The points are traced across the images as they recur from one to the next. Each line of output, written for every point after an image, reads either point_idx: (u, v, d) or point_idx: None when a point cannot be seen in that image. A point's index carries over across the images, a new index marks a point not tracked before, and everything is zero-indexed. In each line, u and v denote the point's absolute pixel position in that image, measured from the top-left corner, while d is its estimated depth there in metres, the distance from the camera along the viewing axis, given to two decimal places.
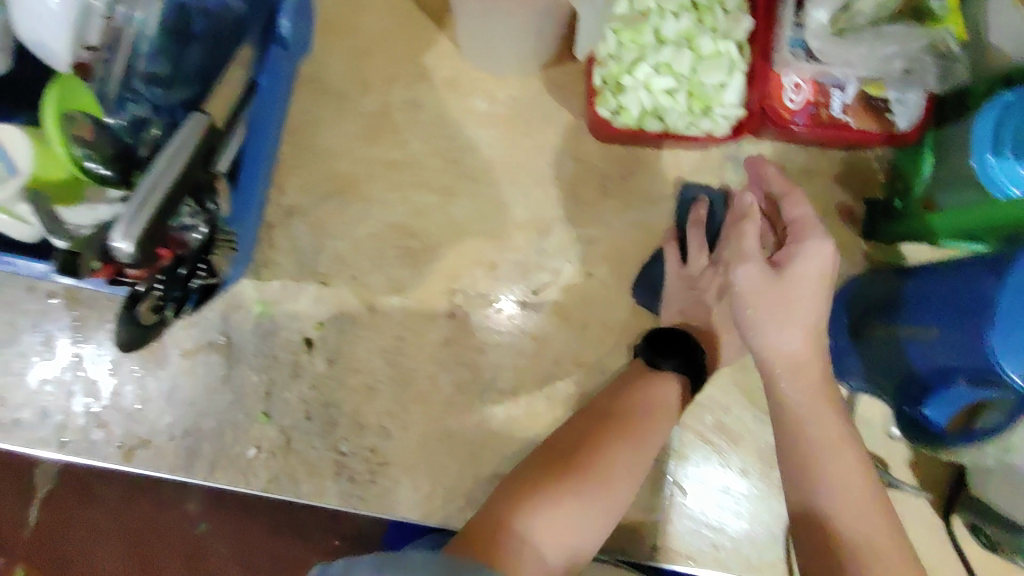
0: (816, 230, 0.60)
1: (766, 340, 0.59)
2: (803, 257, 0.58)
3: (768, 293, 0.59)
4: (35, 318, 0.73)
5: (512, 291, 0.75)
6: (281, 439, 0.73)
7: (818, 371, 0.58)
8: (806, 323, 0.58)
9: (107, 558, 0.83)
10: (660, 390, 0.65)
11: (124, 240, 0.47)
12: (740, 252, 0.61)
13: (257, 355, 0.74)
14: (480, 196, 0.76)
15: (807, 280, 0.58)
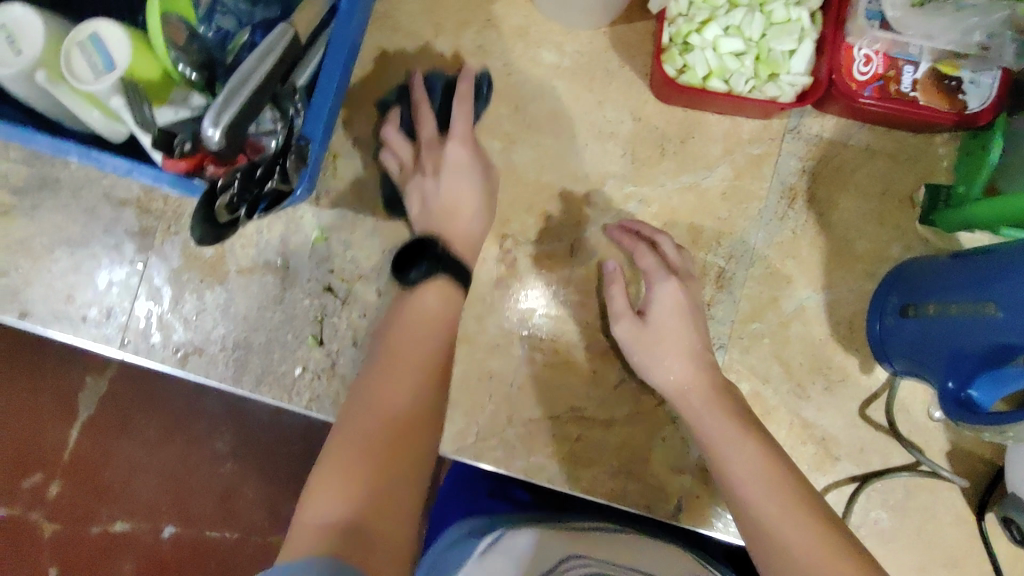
0: (661, 272, 0.69)
1: (656, 375, 0.69)
2: (658, 301, 0.69)
3: (641, 338, 0.69)
4: (106, 224, 0.77)
5: (563, 242, 0.75)
6: (327, 361, 0.74)
7: (708, 387, 0.67)
8: (681, 354, 0.68)
9: (143, 488, 0.98)
10: (426, 299, 0.62)
11: (214, 127, 0.50)
12: (612, 312, 0.71)
13: (312, 280, 0.75)
14: (542, 146, 0.76)
15: (667, 317, 0.69)
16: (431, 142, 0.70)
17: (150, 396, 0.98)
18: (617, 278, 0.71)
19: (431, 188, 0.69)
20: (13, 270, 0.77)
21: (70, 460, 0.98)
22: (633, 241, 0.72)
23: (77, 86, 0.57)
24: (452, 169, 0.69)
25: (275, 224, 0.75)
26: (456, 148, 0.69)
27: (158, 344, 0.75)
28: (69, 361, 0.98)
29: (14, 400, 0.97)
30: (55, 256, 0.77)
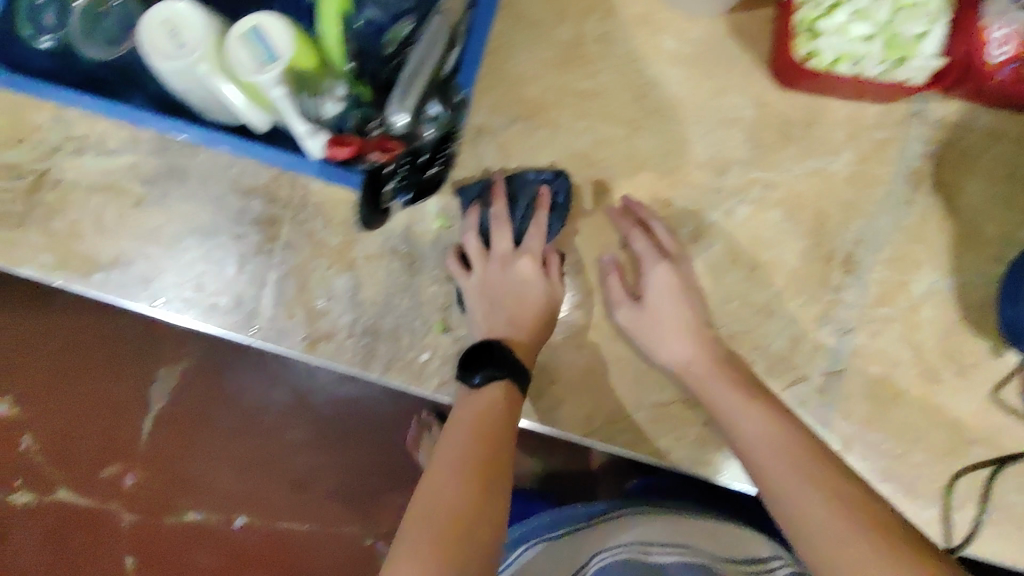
0: (654, 257, 0.73)
1: (658, 353, 0.72)
2: (654, 285, 0.73)
3: (644, 322, 0.72)
4: (233, 213, 0.78)
5: (686, 228, 0.75)
6: (455, 347, 0.75)
7: (708, 360, 0.71)
8: (679, 332, 0.72)
9: (217, 476, 1.13)
10: (495, 400, 0.66)
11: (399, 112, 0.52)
12: (613, 299, 0.74)
13: (439, 267, 0.76)
14: (665, 133, 0.76)
15: (664, 299, 0.73)
16: (505, 254, 0.75)
17: (221, 391, 1.12)
18: (612, 269, 0.75)
19: (500, 299, 0.73)
20: (144, 258, 0.78)
21: (146, 451, 1.13)
22: (630, 223, 0.75)
23: (242, 76, 0.57)
24: (521, 283, 0.73)
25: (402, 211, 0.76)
26: (525, 264, 0.74)
27: (286, 329, 0.76)
28: (141, 355, 1.12)
29: (107, 393, 1.12)
30: (186, 245, 0.78)
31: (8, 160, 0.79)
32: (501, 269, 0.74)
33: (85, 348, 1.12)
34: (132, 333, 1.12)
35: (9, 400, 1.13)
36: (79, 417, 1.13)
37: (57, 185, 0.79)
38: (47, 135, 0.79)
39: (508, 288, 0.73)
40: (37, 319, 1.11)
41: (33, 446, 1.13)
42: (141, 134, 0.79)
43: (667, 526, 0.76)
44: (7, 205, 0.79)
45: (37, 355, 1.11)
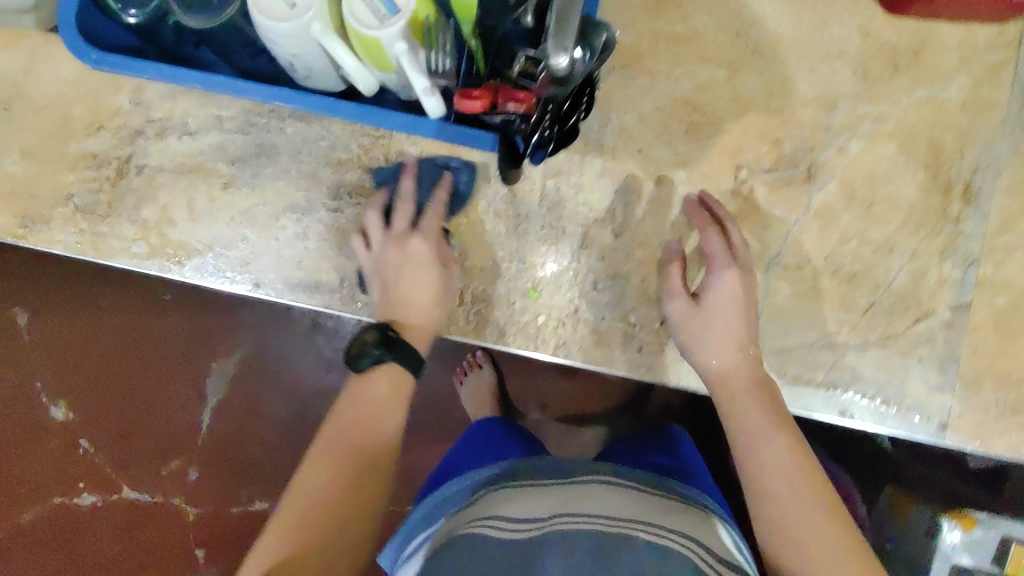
0: (725, 259, 0.67)
1: (698, 356, 0.67)
2: (716, 288, 0.67)
3: (692, 321, 0.67)
4: (328, 188, 0.76)
5: (799, 168, 0.73)
6: (570, 307, 0.74)
7: (748, 378, 0.65)
8: (729, 341, 0.65)
9: (279, 466, 1.07)
10: (378, 386, 0.64)
11: (562, 53, 0.47)
12: (668, 289, 0.69)
13: (545, 227, 0.74)
14: (768, 72, 0.74)
15: (723, 304, 0.66)
16: (402, 232, 0.71)
17: (274, 378, 1.07)
18: (675, 258, 0.70)
19: (392, 278, 0.70)
20: (240, 241, 0.76)
21: (203, 444, 1.08)
22: (705, 220, 0.70)
23: (364, 33, 0.55)
24: (414, 264, 0.70)
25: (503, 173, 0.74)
26: (418, 244, 0.70)
27: None
28: (193, 349, 1.08)
29: (161, 391, 1.09)
30: (282, 224, 0.76)
31: (92, 150, 0.77)
32: (396, 248, 0.70)
33: (135, 346, 1.08)
34: (182, 328, 1.08)
35: (63, 406, 1.10)
36: (134, 416, 1.09)
37: (142, 172, 0.77)
38: (126, 121, 0.77)
39: (401, 268, 0.70)
40: (86, 321, 1.08)
41: (90, 449, 1.09)
42: (224, 114, 0.76)
43: (645, 504, 0.57)
44: (94, 196, 0.77)
45: (90, 358, 1.09)
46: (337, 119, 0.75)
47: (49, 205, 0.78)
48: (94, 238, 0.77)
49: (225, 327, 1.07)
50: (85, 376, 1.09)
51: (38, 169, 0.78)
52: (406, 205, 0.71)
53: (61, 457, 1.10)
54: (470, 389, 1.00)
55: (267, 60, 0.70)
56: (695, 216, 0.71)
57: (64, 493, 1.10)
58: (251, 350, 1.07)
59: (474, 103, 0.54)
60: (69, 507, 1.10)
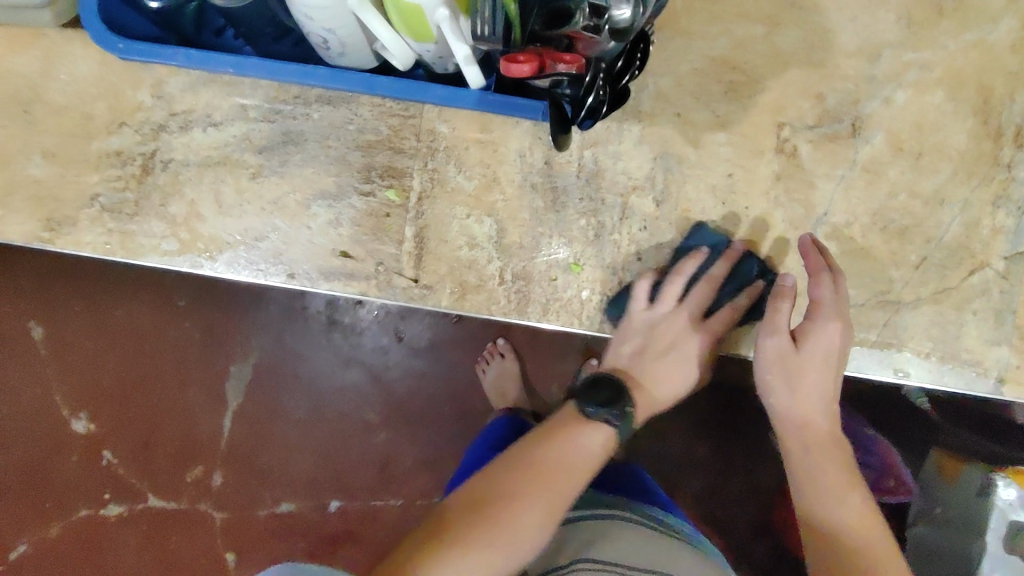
0: (829, 311, 0.66)
1: (780, 399, 0.67)
2: (819, 336, 0.66)
3: (785, 364, 0.66)
4: (358, 171, 0.74)
5: (844, 122, 0.72)
6: (614, 279, 0.73)
7: (826, 430, 0.67)
8: (817, 395, 0.66)
9: (302, 465, 1.04)
10: (588, 442, 0.61)
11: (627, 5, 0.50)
12: (771, 325, 0.67)
13: (584, 199, 0.73)
14: (808, 25, 0.72)
15: (818, 353, 0.66)
16: (689, 322, 0.72)
17: (295, 377, 1.04)
18: (787, 295, 0.67)
19: (650, 359, 0.70)
20: (271, 231, 0.75)
21: (226, 448, 1.05)
22: (817, 261, 0.68)
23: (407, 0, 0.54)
24: (682, 357, 0.71)
25: (537, 146, 0.73)
26: (697, 344, 0.71)
27: (435, 286, 0.73)
28: (211, 353, 1.04)
29: (176, 398, 1.05)
30: (314, 211, 0.74)
31: (117, 149, 0.77)
32: (679, 325, 0.71)
33: (151, 354, 1.05)
34: (198, 331, 1.04)
35: (84, 418, 1.06)
36: (153, 425, 1.05)
37: (168, 167, 0.76)
38: (149, 116, 0.76)
39: (664, 352, 0.70)
40: (103, 329, 1.04)
41: (113, 460, 1.06)
42: (248, 102, 0.75)
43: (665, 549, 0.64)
44: (120, 194, 0.76)
45: (108, 368, 1.05)
46: (364, 101, 0.74)
47: (77, 205, 0.77)
48: (121, 237, 0.76)
49: (241, 330, 1.04)
50: (104, 386, 1.05)
51: (64, 170, 0.77)
52: (677, 281, 0.71)
53: (84, 469, 1.06)
54: (494, 378, 0.99)
55: (291, 43, 0.72)
56: (812, 259, 0.68)
57: (90, 505, 1.06)
58: (266, 350, 1.04)
59: (524, 66, 0.54)
60: (92, 520, 1.06)
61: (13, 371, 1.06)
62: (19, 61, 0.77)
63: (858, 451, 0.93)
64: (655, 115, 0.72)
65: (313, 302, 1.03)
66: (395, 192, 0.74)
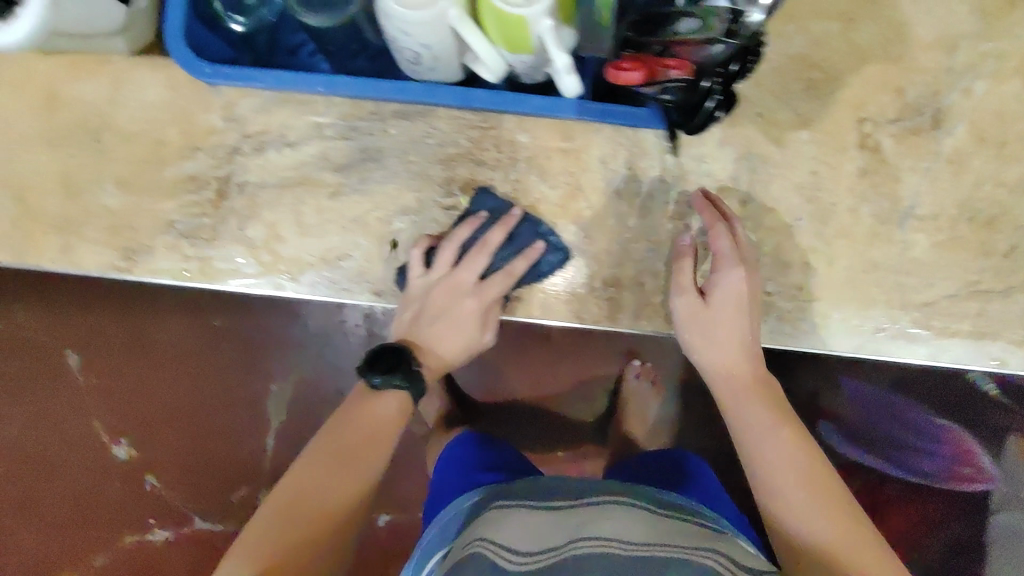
0: (731, 259, 0.66)
1: (706, 358, 0.67)
2: (722, 286, 0.67)
3: (697, 318, 0.67)
4: (440, 185, 0.74)
5: (925, 115, 0.72)
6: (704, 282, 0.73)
7: (752, 375, 0.65)
8: (730, 342, 0.66)
9: None
10: (384, 408, 0.64)
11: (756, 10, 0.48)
12: (678, 284, 0.69)
13: (670, 202, 0.73)
14: (884, 20, 0.72)
15: (723, 304, 0.67)
16: (462, 286, 0.70)
17: (336, 393, 1.03)
18: (685, 252, 0.69)
19: (427, 323, 0.70)
20: (356, 249, 0.74)
21: (270, 467, 1.04)
22: (712, 214, 0.69)
23: (508, 12, 0.53)
24: (455, 320, 0.70)
25: (619, 151, 0.73)
26: (469, 304, 0.70)
27: (523, 297, 0.74)
28: (249, 374, 1.04)
29: (217, 419, 1.04)
30: (397, 227, 0.74)
31: (191, 173, 0.76)
32: (448, 288, 0.70)
33: (189, 378, 1.03)
34: (235, 351, 1.03)
35: (125, 443, 1.04)
36: (194, 447, 1.04)
37: (244, 190, 0.75)
38: (222, 139, 0.75)
39: (438, 315, 0.70)
40: (139, 355, 1.03)
41: (158, 485, 1.04)
42: (323, 121, 0.75)
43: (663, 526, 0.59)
44: (198, 220, 0.76)
45: (146, 393, 1.04)
46: (441, 114, 0.74)
47: (153, 232, 0.76)
48: (200, 263, 0.76)
49: (278, 347, 1.03)
50: (143, 411, 1.04)
51: (138, 198, 0.76)
52: (449, 248, 0.70)
53: (128, 494, 1.05)
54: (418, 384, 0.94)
55: (367, 58, 0.69)
56: (705, 212, 0.69)
57: (134, 531, 1.05)
58: (307, 371, 1.04)
59: (633, 75, 0.54)
60: (138, 546, 1.04)
61: (54, 401, 1.04)
62: (86, 90, 0.76)
63: (907, 431, 0.95)
64: (736, 116, 0.72)
65: (353, 316, 1.02)
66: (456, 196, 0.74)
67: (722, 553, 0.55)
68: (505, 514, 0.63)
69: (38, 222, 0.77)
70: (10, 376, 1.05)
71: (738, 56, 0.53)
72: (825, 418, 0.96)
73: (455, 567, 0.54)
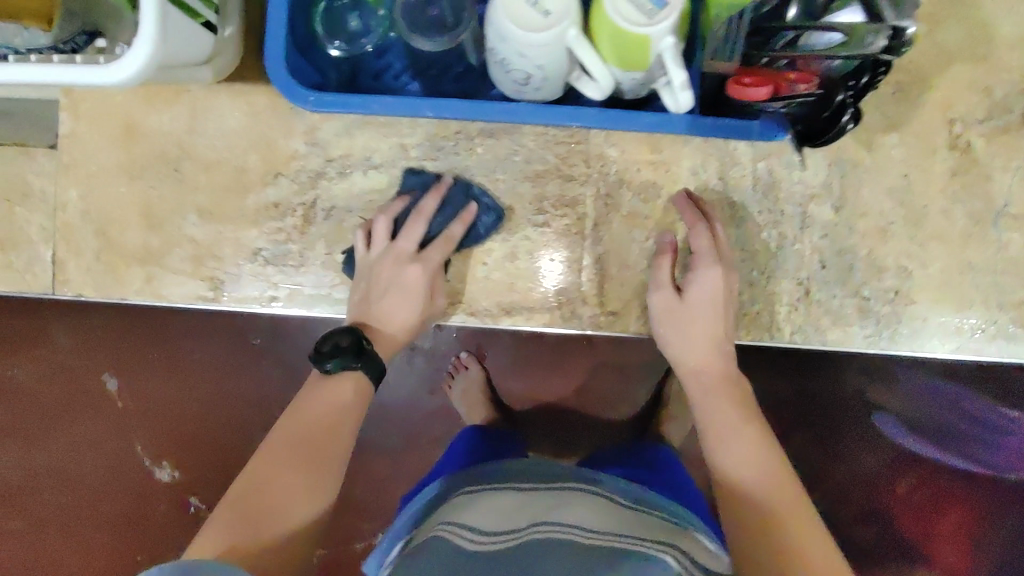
0: (710, 257, 0.69)
1: (676, 349, 0.70)
2: (699, 283, 0.69)
3: (676, 313, 0.69)
4: (530, 203, 0.73)
5: (1014, 113, 0.72)
6: (801, 290, 0.73)
7: (728, 377, 0.68)
8: (707, 339, 0.68)
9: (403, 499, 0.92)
10: (338, 392, 0.63)
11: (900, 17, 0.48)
12: (655, 281, 0.71)
13: (762, 212, 0.73)
14: (969, 18, 0.72)
15: (702, 302, 0.69)
16: (405, 254, 0.69)
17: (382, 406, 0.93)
18: (666, 249, 0.71)
19: (375, 297, 0.69)
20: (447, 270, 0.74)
21: None
22: (694, 215, 0.70)
23: (631, 32, 0.52)
24: (404, 291, 0.69)
25: (709, 162, 0.73)
26: (414, 271, 0.69)
27: (620, 313, 0.74)
28: (289, 390, 0.93)
29: (259, 440, 0.94)
30: (489, 246, 0.74)
31: (274, 200, 0.75)
32: (393, 261, 0.69)
33: (227, 397, 0.94)
34: (276, 371, 0.93)
35: (167, 466, 0.96)
36: (235, 469, 0.95)
37: (330, 215, 0.74)
38: (305, 164, 0.74)
39: (385, 290, 0.69)
40: (172, 376, 0.94)
41: (202, 508, 0.96)
42: (408, 141, 0.74)
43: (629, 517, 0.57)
44: (284, 247, 0.75)
45: (184, 416, 0.94)
46: (528, 130, 0.73)
47: (238, 261, 0.75)
48: (290, 290, 0.75)
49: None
50: (182, 434, 0.95)
51: (220, 227, 0.75)
52: (387, 220, 0.70)
53: (172, 519, 0.96)
54: (461, 393, 0.88)
55: (453, 80, 0.68)
56: (683, 211, 0.71)
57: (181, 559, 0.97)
58: None
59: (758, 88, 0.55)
60: None
61: (86, 429, 0.95)
62: (161, 120, 0.75)
63: (964, 422, 0.91)
64: None
65: None
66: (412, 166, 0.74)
67: (682, 551, 0.54)
68: (476, 498, 0.62)
69: (120, 256, 0.76)
70: (38, 405, 0.95)
71: (866, 69, 0.51)
72: (878, 411, 0.91)
73: (417, 552, 0.54)
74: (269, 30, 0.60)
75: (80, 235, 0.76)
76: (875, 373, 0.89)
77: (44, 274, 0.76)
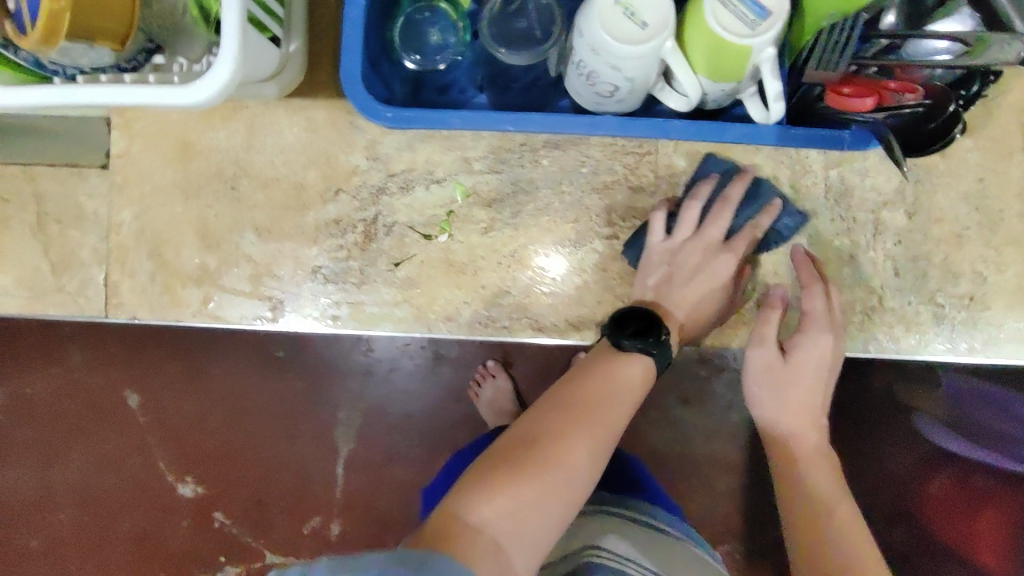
0: (822, 324, 0.68)
1: (764, 412, 0.70)
2: (810, 349, 0.68)
3: (775, 372, 0.69)
4: (598, 215, 0.72)
5: None
6: (874, 297, 0.72)
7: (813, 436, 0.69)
8: (802, 407, 0.68)
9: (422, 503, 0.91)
10: (628, 372, 0.62)
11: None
12: (761, 337, 0.69)
13: (835, 219, 0.71)
14: None
15: (807, 364, 0.68)
16: (712, 243, 0.68)
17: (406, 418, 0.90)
18: (776, 304, 0.69)
19: (677, 282, 0.67)
20: (513, 284, 0.72)
21: (343, 498, 0.91)
22: (810, 276, 0.69)
23: (733, 43, 0.51)
24: (699, 276, 0.67)
25: (781, 170, 0.71)
26: (727, 260, 0.67)
27: None
28: (317, 403, 0.90)
29: (284, 455, 0.91)
30: (557, 259, 0.72)
31: (334, 216, 0.73)
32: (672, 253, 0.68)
33: (253, 410, 0.90)
34: (301, 384, 0.89)
35: (191, 481, 0.92)
36: (261, 482, 0.92)
37: (392, 231, 0.72)
38: (366, 179, 0.72)
39: (692, 275, 0.67)
40: (196, 392, 0.90)
41: (228, 523, 0.92)
42: (472, 154, 0.72)
43: (670, 552, 0.65)
44: (344, 263, 0.73)
45: (211, 431, 0.91)
46: (595, 140, 0.71)
47: (298, 279, 0.73)
48: (352, 308, 0.73)
49: (342, 374, 0.89)
50: (209, 450, 0.91)
51: (278, 244, 0.73)
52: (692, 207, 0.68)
53: (196, 534, 0.93)
54: (488, 403, 0.85)
55: (521, 90, 0.66)
56: (801, 266, 0.70)
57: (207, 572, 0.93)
58: (377, 396, 0.89)
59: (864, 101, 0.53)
60: None
61: (110, 445, 0.92)
62: (218, 137, 0.73)
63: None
64: None
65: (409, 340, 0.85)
66: (463, 192, 0.72)
67: None
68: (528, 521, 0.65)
69: (176, 276, 0.74)
70: (59, 419, 0.91)
71: (976, 77, 0.51)
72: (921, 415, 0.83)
73: None
74: (343, 43, 0.58)
75: (134, 257, 0.74)
76: (905, 374, 0.81)
77: (97, 297, 0.75)
